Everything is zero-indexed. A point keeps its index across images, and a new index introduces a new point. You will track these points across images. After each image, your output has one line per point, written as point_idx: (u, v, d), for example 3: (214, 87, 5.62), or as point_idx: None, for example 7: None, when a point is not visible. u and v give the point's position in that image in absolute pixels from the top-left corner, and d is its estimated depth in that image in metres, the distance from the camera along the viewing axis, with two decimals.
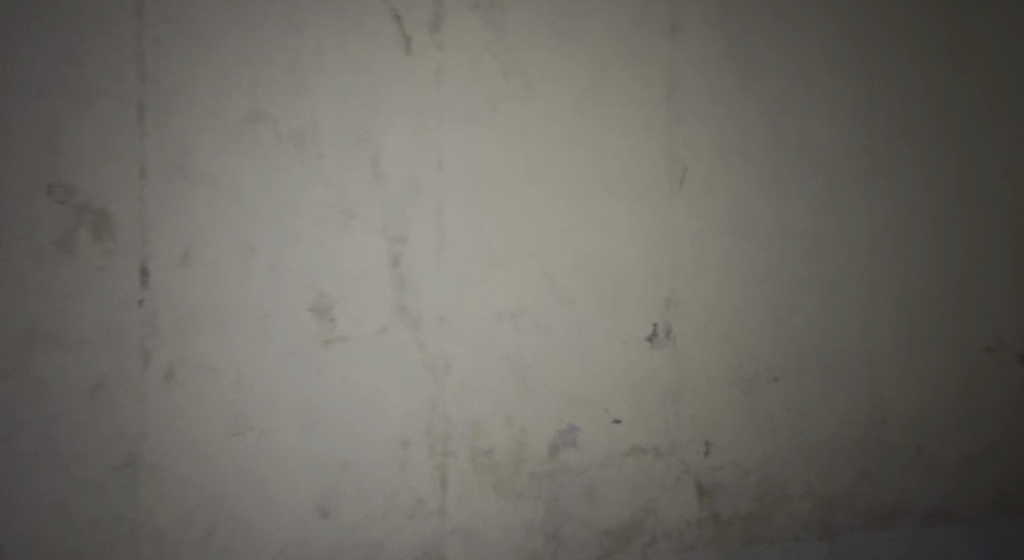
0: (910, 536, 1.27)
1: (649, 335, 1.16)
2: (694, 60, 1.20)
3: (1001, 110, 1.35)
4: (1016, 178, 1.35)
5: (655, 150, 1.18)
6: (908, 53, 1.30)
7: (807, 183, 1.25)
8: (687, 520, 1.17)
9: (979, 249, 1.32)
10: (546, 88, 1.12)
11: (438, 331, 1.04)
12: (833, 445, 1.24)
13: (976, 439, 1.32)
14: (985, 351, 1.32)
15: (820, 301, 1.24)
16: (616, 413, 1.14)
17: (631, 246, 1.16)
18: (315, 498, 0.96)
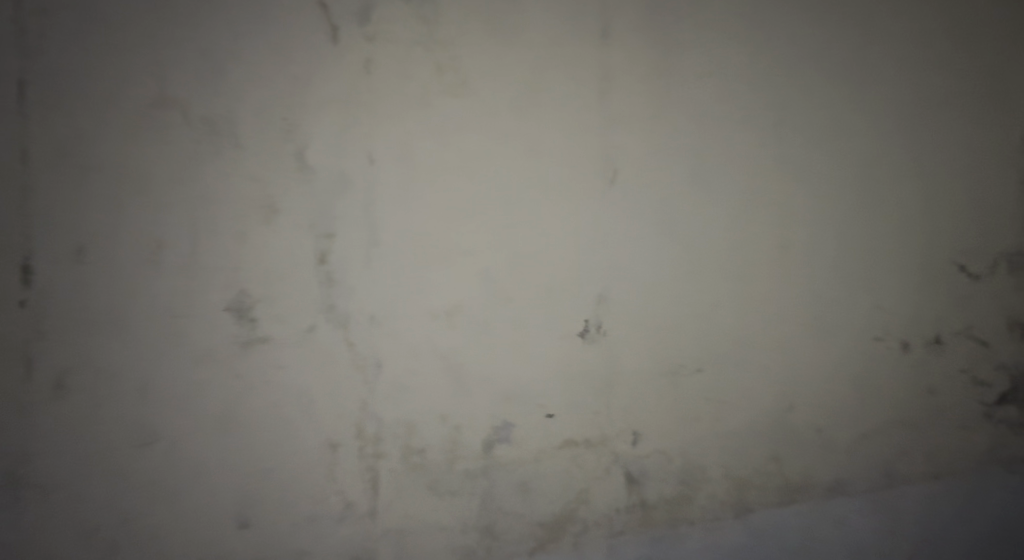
0: (810, 507, 1.39)
1: (581, 330, 1.20)
2: (626, 59, 1.23)
3: (902, 116, 1.47)
4: (912, 180, 1.48)
5: (589, 146, 1.20)
6: (823, 64, 1.40)
7: (727, 183, 1.32)
8: (615, 508, 1.23)
9: (875, 245, 1.44)
10: (480, 80, 1.12)
11: (367, 330, 1.03)
12: (751, 431, 1.34)
13: (874, 423, 1.44)
14: (881, 343, 1.45)
15: (736, 294, 1.32)
16: (550, 408, 1.17)
17: (564, 242, 1.18)
18: (235, 508, 0.95)
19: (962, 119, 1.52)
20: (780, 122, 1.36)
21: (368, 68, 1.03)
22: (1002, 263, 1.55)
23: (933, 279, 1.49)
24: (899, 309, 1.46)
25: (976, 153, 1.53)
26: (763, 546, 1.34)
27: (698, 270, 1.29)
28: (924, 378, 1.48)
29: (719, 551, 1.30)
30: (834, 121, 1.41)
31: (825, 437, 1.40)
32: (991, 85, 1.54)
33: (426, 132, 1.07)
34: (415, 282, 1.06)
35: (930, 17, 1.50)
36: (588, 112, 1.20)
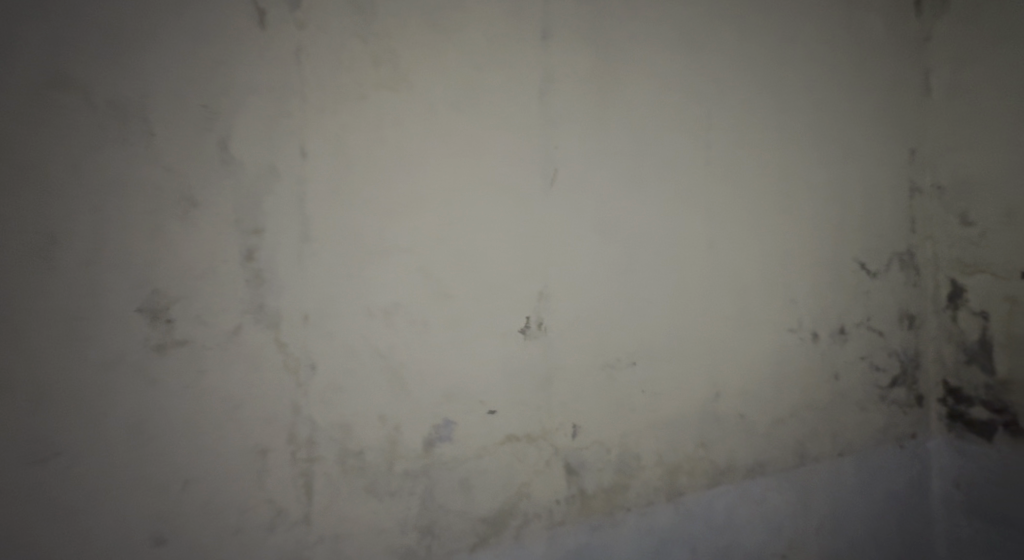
0: (735, 488, 1.48)
1: (523, 327, 1.21)
2: (564, 59, 1.25)
3: (813, 122, 1.58)
4: (822, 183, 1.60)
5: (530, 145, 1.22)
6: (746, 72, 1.49)
7: (660, 183, 1.37)
8: (555, 500, 1.25)
9: (791, 243, 1.55)
10: (418, 74, 1.10)
11: (299, 330, 0.99)
12: (682, 419, 1.41)
13: (790, 408, 1.56)
14: (796, 333, 1.56)
15: (668, 290, 1.38)
16: (491, 405, 1.18)
17: (504, 241, 1.19)
18: (149, 523, 0.88)
19: (866, 128, 1.66)
20: (707, 125, 1.43)
21: (299, 57, 1.00)
22: (895, 261, 1.71)
23: (840, 275, 1.62)
24: (811, 303, 1.58)
25: (876, 159, 1.68)
26: (692, 527, 1.41)
27: (632, 267, 1.34)
28: (832, 365, 1.61)
29: (652, 535, 1.36)
30: (756, 125, 1.50)
31: (747, 422, 1.49)
32: (890, 98, 1.70)
33: (361, 127, 1.05)
34: (352, 280, 1.04)
35: (839, 33, 1.62)
36: (527, 112, 1.21)
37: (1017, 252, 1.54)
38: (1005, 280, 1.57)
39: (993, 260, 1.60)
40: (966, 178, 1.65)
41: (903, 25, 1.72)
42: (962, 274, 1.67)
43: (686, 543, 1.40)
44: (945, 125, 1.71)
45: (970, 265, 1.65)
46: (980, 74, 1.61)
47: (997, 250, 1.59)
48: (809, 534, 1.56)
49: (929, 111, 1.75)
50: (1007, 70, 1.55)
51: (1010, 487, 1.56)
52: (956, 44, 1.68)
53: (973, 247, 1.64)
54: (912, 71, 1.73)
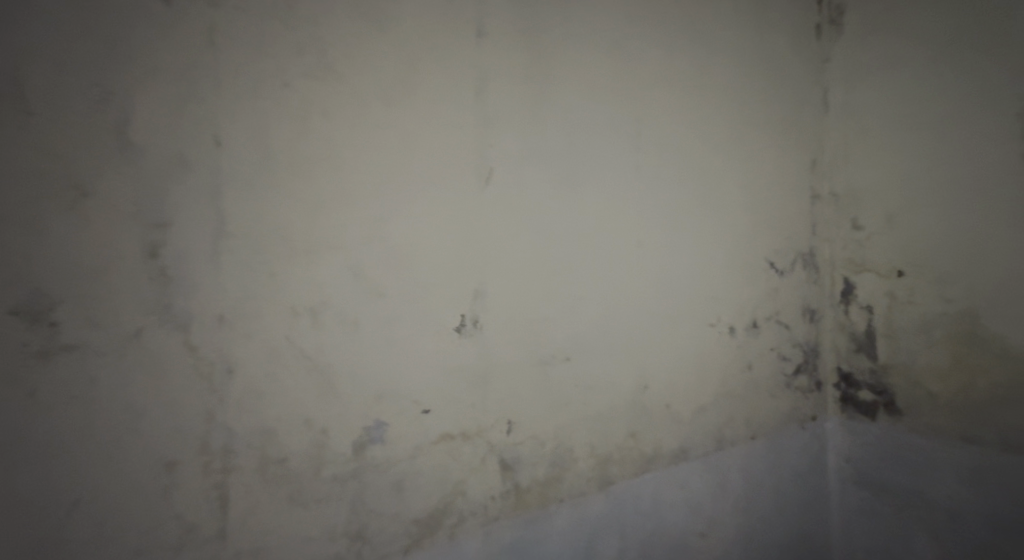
0: (661, 474, 1.54)
1: (457, 326, 1.20)
2: (498, 57, 1.26)
3: (730, 126, 1.68)
4: (737, 183, 1.70)
5: (465, 144, 1.21)
6: (670, 76, 1.55)
7: (591, 183, 1.40)
8: (491, 496, 1.25)
9: (710, 241, 1.64)
10: (345, 67, 1.06)
11: (213, 332, 0.93)
12: (613, 411, 1.45)
13: (710, 396, 1.65)
14: (715, 327, 1.65)
15: (598, 286, 1.42)
16: (426, 404, 1.16)
17: (438, 239, 1.17)
18: (31, 548, 0.80)
19: (777, 135, 1.79)
20: (635, 126, 1.48)
21: (212, 38, 0.93)
22: (799, 261, 1.84)
23: (754, 271, 1.73)
24: (729, 297, 1.68)
25: (784, 163, 1.81)
26: (622, 513, 1.46)
27: (565, 265, 1.36)
28: (746, 355, 1.72)
29: (584, 524, 1.40)
30: (679, 127, 1.57)
31: (672, 411, 1.57)
32: (797, 108, 1.83)
33: (282, 118, 1.00)
34: (273, 280, 0.98)
35: (752, 44, 1.73)
36: (461, 109, 1.20)
37: (897, 252, 1.72)
38: (886, 277, 1.75)
39: (877, 260, 1.77)
40: (857, 186, 1.81)
41: (808, 41, 1.86)
42: (852, 272, 1.84)
43: (616, 529, 1.45)
44: (840, 135, 1.86)
45: (860, 264, 1.81)
46: (870, 91, 1.76)
47: (881, 250, 1.76)
48: (726, 513, 1.66)
49: (829, 121, 1.89)
50: (890, 88, 1.71)
51: (892, 461, 1.74)
52: (850, 65, 1.82)
53: (861, 247, 1.81)
54: (815, 86, 1.87)
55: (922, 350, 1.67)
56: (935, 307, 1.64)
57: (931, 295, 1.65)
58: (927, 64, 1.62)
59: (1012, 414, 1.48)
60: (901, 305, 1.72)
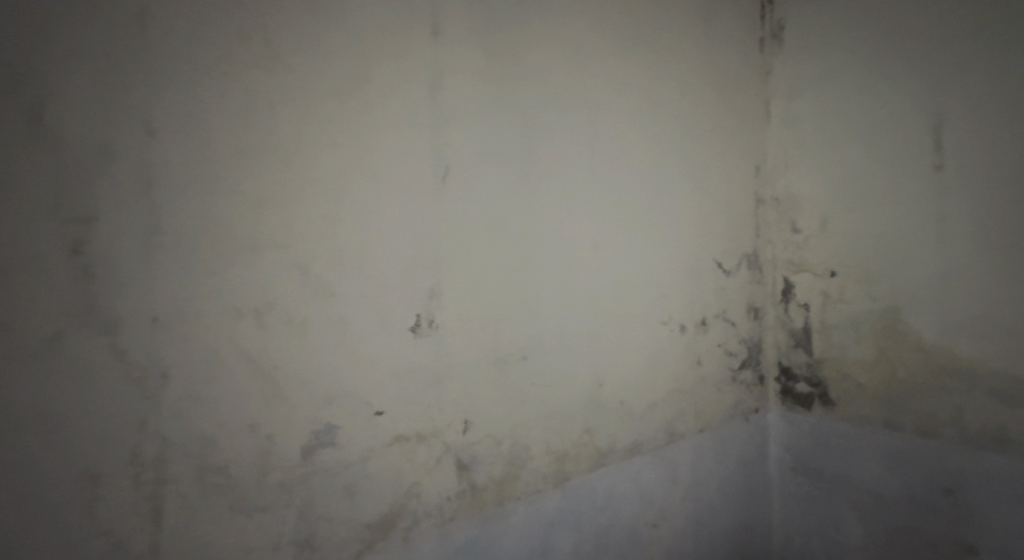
0: (614, 469, 1.57)
1: (413, 326, 1.19)
2: (453, 55, 1.24)
3: (679, 128, 1.73)
4: (687, 184, 1.75)
5: (420, 142, 1.19)
6: (623, 79, 1.58)
7: (547, 184, 1.41)
8: (446, 497, 1.24)
9: (661, 241, 1.68)
10: (293, 59, 1.03)
11: (146, 334, 0.88)
12: (569, 408, 1.47)
13: (662, 392, 1.69)
14: (666, 325, 1.70)
15: (553, 286, 1.43)
16: (379, 405, 1.14)
17: (392, 239, 1.15)
18: None
19: (725, 139, 1.85)
20: (590, 128, 1.50)
21: (143, 23, 0.88)
22: (744, 261, 1.92)
23: (703, 270, 1.79)
24: (679, 295, 1.73)
25: (730, 166, 1.87)
26: (577, 508, 1.48)
27: (521, 265, 1.37)
28: (695, 351, 1.78)
29: (539, 521, 1.40)
30: (633, 129, 1.60)
31: (625, 407, 1.60)
32: (743, 113, 1.91)
33: (225, 110, 0.95)
34: (213, 279, 0.94)
35: (701, 50, 1.79)
36: (416, 106, 1.18)
37: (831, 253, 1.81)
38: (821, 277, 1.84)
39: (813, 261, 1.86)
40: (797, 190, 1.90)
41: (752, 51, 1.93)
42: (791, 272, 1.92)
43: (571, 525, 1.47)
44: (781, 140, 1.94)
45: (798, 264, 1.90)
46: (809, 100, 1.85)
47: (817, 251, 1.85)
48: (676, 505, 1.71)
49: (773, 127, 1.97)
50: (826, 96, 1.80)
51: (826, 450, 1.84)
52: (791, 75, 1.90)
53: (799, 248, 1.90)
54: (759, 93, 1.95)
55: (852, 345, 1.78)
56: (863, 305, 1.74)
57: (860, 293, 1.75)
58: (859, 76, 1.72)
59: (928, 402, 1.60)
60: (834, 303, 1.81)
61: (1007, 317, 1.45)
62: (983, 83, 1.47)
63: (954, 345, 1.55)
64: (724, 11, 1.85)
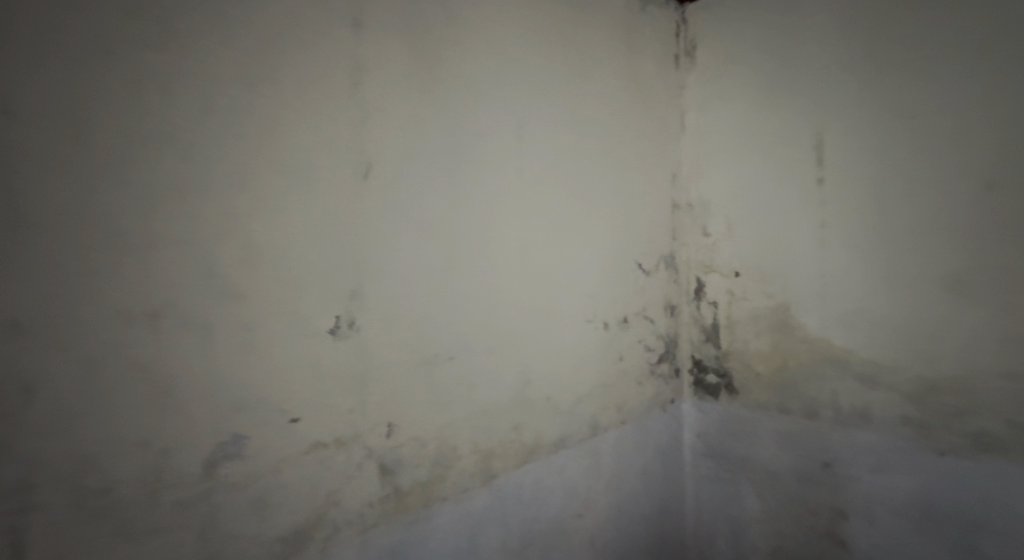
0: (540, 465, 1.59)
1: (331, 327, 1.14)
2: (375, 49, 1.21)
3: (601, 132, 1.77)
4: (609, 186, 1.81)
5: (339, 137, 1.14)
6: (547, 82, 1.61)
7: (474, 183, 1.41)
8: (368, 503, 1.20)
9: (584, 241, 1.72)
10: (193, 43, 0.96)
11: (6, 344, 0.78)
12: (495, 407, 1.47)
13: (586, 388, 1.74)
14: (591, 323, 1.75)
15: (479, 285, 1.42)
16: (294, 412, 1.08)
17: (308, 236, 1.09)
18: None
19: (644, 144, 1.93)
20: (516, 128, 1.51)
21: None
22: (662, 262, 2.01)
23: (624, 269, 1.86)
24: (602, 294, 1.78)
25: (649, 170, 1.95)
26: (503, 505, 1.49)
27: (447, 264, 1.35)
28: (617, 348, 1.84)
29: (465, 521, 1.40)
30: (557, 131, 1.63)
31: (551, 403, 1.62)
32: (661, 121, 1.99)
33: (112, 93, 0.87)
34: (98, 280, 0.86)
35: (621, 57, 1.84)
36: (336, 101, 1.14)
37: (735, 254, 1.94)
38: (727, 276, 1.97)
39: (721, 261, 1.98)
40: (708, 195, 2.01)
41: (669, 63, 2.03)
42: (702, 271, 2.04)
43: (497, 521, 1.47)
44: (694, 148, 2.04)
45: (708, 265, 2.02)
46: (719, 111, 1.96)
47: (724, 252, 1.97)
48: (598, 496, 1.76)
49: (686, 136, 2.06)
50: (733, 108, 1.92)
51: (733, 436, 1.97)
52: (703, 86, 2.01)
53: (709, 249, 2.01)
54: (674, 103, 2.04)
55: (753, 339, 1.91)
56: (761, 301, 1.88)
57: (760, 291, 1.88)
58: (760, 89, 1.85)
59: (816, 389, 1.76)
60: (739, 300, 1.94)
61: (881, 311, 1.62)
62: (862, 101, 1.63)
63: (840, 337, 1.71)
64: (643, 23, 1.93)
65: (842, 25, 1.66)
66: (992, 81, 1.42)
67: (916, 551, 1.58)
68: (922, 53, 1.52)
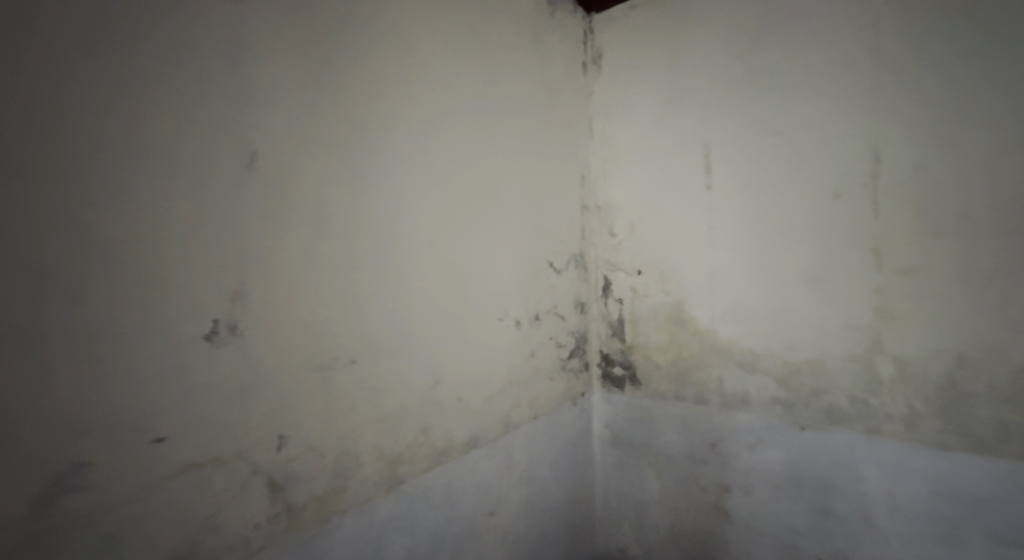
0: (451, 466, 1.57)
1: (209, 333, 1.04)
2: (260, 37, 1.13)
3: (510, 131, 1.78)
4: (520, 185, 1.82)
5: (216, 126, 1.05)
6: (455, 81, 1.59)
7: (376, 180, 1.36)
8: (256, 523, 1.12)
9: (494, 240, 1.72)
10: (28, 8, 0.83)
11: None
12: (403, 411, 1.43)
13: (498, 386, 1.74)
14: (503, 321, 1.75)
15: (383, 286, 1.37)
16: (159, 430, 0.98)
17: (176, 234, 0.99)
18: None
19: (555, 146, 1.97)
20: (423, 127, 1.48)
21: None
22: (572, 261, 2.06)
23: (536, 268, 1.88)
24: (514, 292, 1.80)
25: (558, 170, 1.99)
26: (412, 510, 1.45)
27: (348, 265, 1.29)
28: (528, 345, 1.86)
29: (369, 532, 1.34)
30: (466, 131, 1.62)
31: (462, 404, 1.61)
32: (571, 125, 2.05)
33: None
34: None
35: (530, 60, 1.87)
36: (212, 87, 1.05)
37: (636, 253, 2.03)
38: (630, 273, 2.06)
39: (625, 259, 2.07)
40: (613, 197, 2.09)
41: (578, 69, 2.09)
42: (609, 269, 2.12)
43: (404, 528, 1.43)
44: (601, 152, 2.12)
45: (614, 263, 2.10)
46: (623, 117, 2.05)
47: (628, 251, 2.06)
48: (510, 492, 1.77)
49: (594, 140, 2.14)
50: (635, 114, 2.02)
51: (636, 424, 2.07)
52: (608, 93, 2.09)
53: (614, 247, 2.10)
54: (583, 109, 2.11)
55: (653, 332, 2.01)
56: (658, 297, 1.99)
57: (658, 287, 1.99)
58: (658, 97, 1.96)
59: (703, 377, 1.90)
60: (641, 296, 2.04)
61: (759, 302, 1.77)
62: (742, 112, 1.77)
63: (726, 328, 1.84)
64: (552, 29, 1.98)
65: (726, 43, 1.81)
66: (841, 99, 1.61)
67: (786, 519, 1.75)
68: (788, 71, 1.69)
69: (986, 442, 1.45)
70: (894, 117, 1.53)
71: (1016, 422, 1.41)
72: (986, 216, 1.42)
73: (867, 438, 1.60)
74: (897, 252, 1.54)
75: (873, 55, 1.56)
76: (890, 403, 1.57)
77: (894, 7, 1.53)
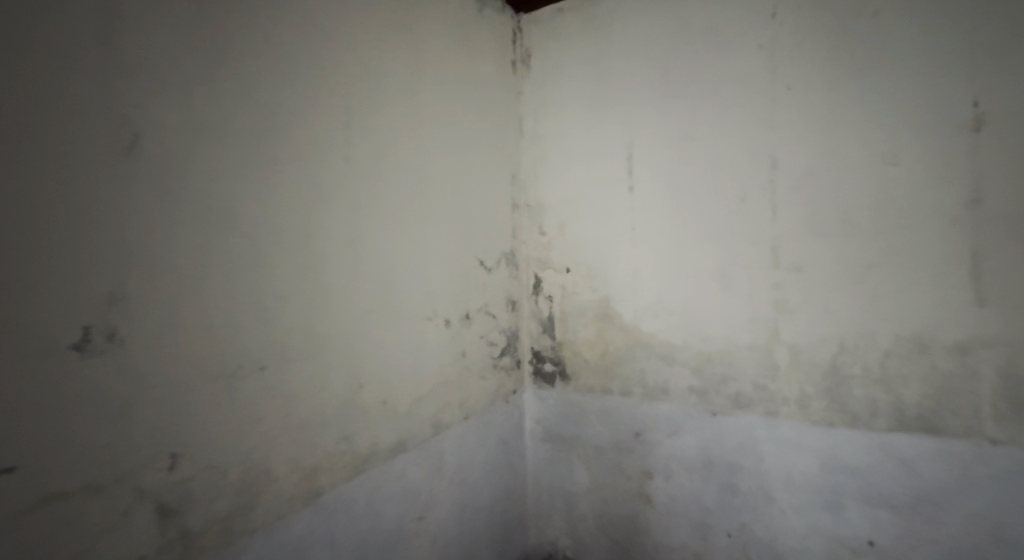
0: (376, 473, 1.50)
1: (78, 342, 0.92)
2: (145, 12, 1.01)
3: (437, 126, 1.73)
4: (448, 181, 1.77)
5: (88, 105, 0.93)
6: (376, 73, 1.51)
7: (287, 174, 1.26)
8: (143, 554, 1.00)
9: (421, 237, 1.66)
10: None
11: None
12: (320, 420, 1.34)
13: (427, 388, 1.69)
14: (431, 321, 1.70)
15: (296, 287, 1.28)
16: (10, 459, 0.85)
17: (31, 229, 0.86)
18: None
19: (484, 142, 1.94)
20: (342, 119, 1.40)
21: None
22: (503, 258, 2.05)
23: (465, 266, 1.85)
24: (443, 292, 1.75)
25: (488, 167, 1.96)
26: (332, 522, 1.37)
27: (255, 264, 1.19)
28: (459, 345, 1.82)
29: (283, 548, 1.25)
30: (389, 124, 1.55)
31: (389, 407, 1.54)
32: (500, 123, 2.03)
33: None
34: None
35: (458, 55, 1.83)
36: (82, 62, 0.92)
37: (566, 251, 2.05)
38: (560, 271, 2.07)
39: (555, 257, 2.08)
40: (543, 195, 2.09)
41: (507, 67, 2.08)
42: (540, 267, 2.12)
43: (325, 542, 1.35)
44: (530, 150, 2.11)
45: (544, 261, 2.11)
46: (553, 116, 2.05)
47: (557, 249, 2.07)
48: (439, 495, 1.73)
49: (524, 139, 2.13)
50: (563, 113, 2.03)
51: (567, 420, 2.08)
52: (537, 93, 2.09)
53: (544, 245, 2.10)
54: (512, 107, 2.10)
55: (581, 328, 2.04)
56: (588, 294, 2.01)
57: (586, 284, 2.01)
58: (584, 98, 1.98)
59: (625, 369, 1.95)
60: (571, 293, 2.05)
61: (679, 296, 1.83)
62: (660, 114, 1.83)
63: (649, 322, 1.89)
64: (481, 26, 1.95)
65: (648, 47, 1.85)
66: (751, 103, 1.69)
67: (701, 502, 1.82)
68: (701, 76, 1.76)
69: (861, 417, 1.58)
70: (792, 122, 1.63)
71: (884, 400, 1.55)
72: (864, 215, 1.55)
73: (768, 421, 1.71)
74: (797, 247, 1.64)
75: (776, 63, 1.65)
76: (786, 387, 1.68)
77: (791, 20, 1.63)
